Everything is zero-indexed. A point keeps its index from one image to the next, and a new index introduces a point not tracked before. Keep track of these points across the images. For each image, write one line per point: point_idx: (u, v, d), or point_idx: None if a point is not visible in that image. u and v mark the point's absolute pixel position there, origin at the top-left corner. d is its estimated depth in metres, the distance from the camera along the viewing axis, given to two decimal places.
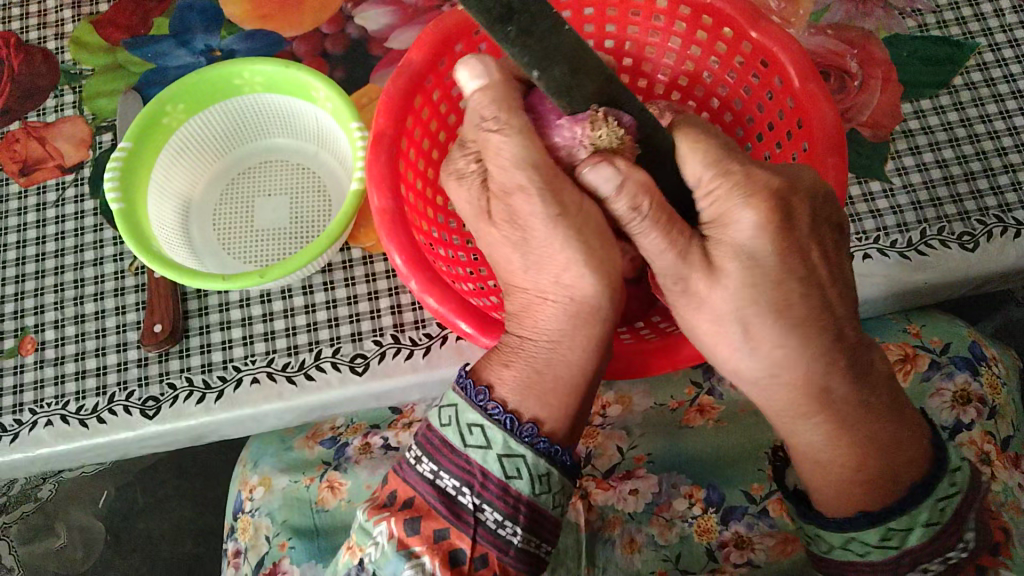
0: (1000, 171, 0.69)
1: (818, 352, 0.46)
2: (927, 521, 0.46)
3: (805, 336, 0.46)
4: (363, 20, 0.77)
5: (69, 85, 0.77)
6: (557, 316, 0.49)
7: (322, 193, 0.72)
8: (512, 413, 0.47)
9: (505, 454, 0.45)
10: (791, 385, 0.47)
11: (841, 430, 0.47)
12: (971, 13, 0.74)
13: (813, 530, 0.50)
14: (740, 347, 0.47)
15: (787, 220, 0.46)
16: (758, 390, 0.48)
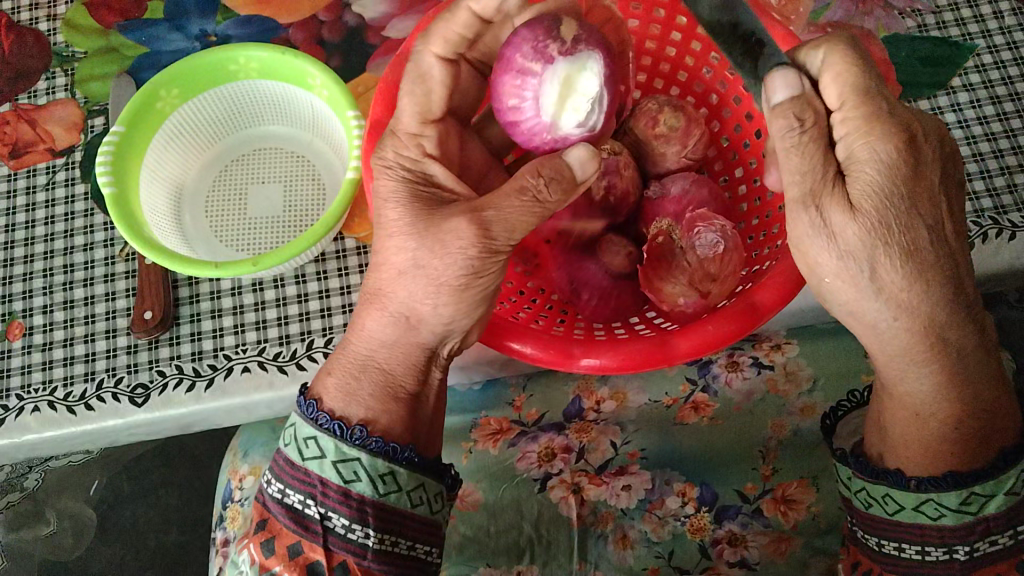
0: (997, 173, 0.69)
1: (942, 301, 0.44)
2: (1010, 489, 0.48)
3: (939, 288, 0.44)
4: (360, 8, 0.76)
5: (61, 67, 0.76)
6: (382, 325, 0.52)
7: (315, 181, 0.71)
8: (341, 419, 0.52)
9: (340, 459, 0.50)
10: (911, 330, 0.45)
11: (950, 383, 0.47)
12: (971, 14, 0.74)
13: (883, 490, 0.51)
14: (867, 290, 0.44)
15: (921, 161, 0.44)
16: (866, 337, 0.47)
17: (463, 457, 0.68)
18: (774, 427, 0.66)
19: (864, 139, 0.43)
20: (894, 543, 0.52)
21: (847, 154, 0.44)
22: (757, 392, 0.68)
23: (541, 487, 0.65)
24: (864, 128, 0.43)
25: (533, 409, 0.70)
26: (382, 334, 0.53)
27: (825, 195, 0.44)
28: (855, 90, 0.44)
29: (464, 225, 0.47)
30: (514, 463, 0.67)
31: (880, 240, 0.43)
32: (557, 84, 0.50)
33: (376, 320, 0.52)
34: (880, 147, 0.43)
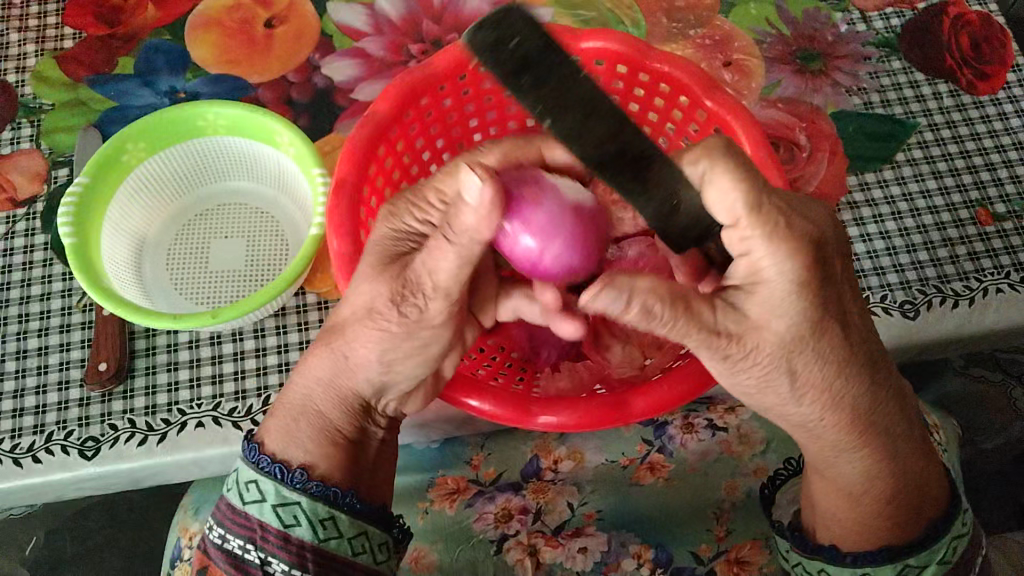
0: (939, 244, 0.72)
1: (862, 391, 0.47)
2: (941, 559, 0.51)
3: (855, 378, 0.46)
4: (331, 71, 0.78)
5: (27, 118, 0.76)
6: (323, 363, 0.52)
7: (279, 237, 0.71)
8: (282, 463, 0.52)
9: (280, 503, 0.51)
10: (836, 424, 0.48)
11: (876, 466, 0.50)
12: (912, 94, 0.78)
13: (818, 566, 0.54)
14: (788, 394, 0.46)
15: (830, 271, 0.43)
16: (790, 424, 0.49)
17: (418, 518, 0.67)
18: (728, 488, 0.67)
19: (771, 256, 0.41)
20: None
21: (749, 267, 0.43)
22: (711, 453, 0.69)
23: (496, 549, 0.65)
24: (769, 244, 0.41)
25: (490, 468, 0.70)
26: (321, 372, 0.53)
27: (736, 323, 0.44)
28: (744, 182, 0.41)
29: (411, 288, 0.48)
30: (470, 524, 0.66)
31: (801, 354, 0.45)
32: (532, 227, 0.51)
33: (318, 357, 0.52)
34: (790, 264, 0.42)
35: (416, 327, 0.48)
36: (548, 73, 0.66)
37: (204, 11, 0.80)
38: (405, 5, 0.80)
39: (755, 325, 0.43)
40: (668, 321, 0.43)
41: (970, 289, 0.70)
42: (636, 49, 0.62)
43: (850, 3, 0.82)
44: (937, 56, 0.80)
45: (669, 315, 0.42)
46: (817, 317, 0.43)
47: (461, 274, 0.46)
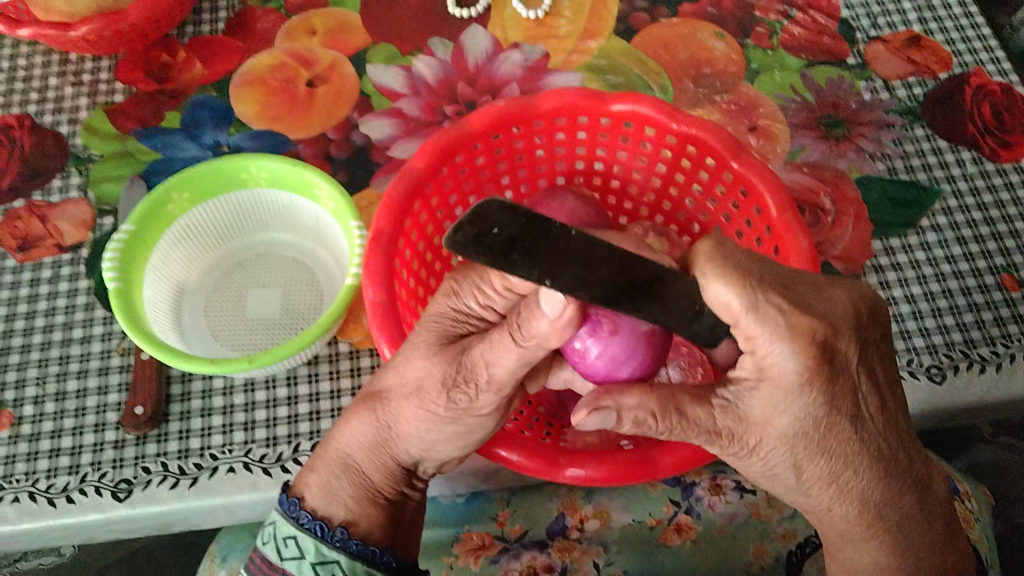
0: (965, 309, 0.73)
1: (874, 483, 0.48)
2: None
3: (869, 472, 0.48)
4: (368, 129, 0.81)
5: (76, 168, 0.79)
6: (364, 424, 0.55)
7: (314, 287, 0.73)
8: (323, 519, 0.55)
9: (319, 561, 0.53)
10: (846, 514, 0.50)
11: (891, 553, 0.52)
12: (936, 161, 0.80)
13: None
14: (794, 483, 0.49)
15: (836, 362, 0.44)
16: (806, 506, 0.51)
17: (443, 571, 0.68)
18: (755, 552, 0.67)
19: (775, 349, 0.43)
20: None
21: (755, 363, 0.44)
22: (740, 515, 0.69)
23: None
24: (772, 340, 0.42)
25: (517, 525, 0.69)
26: (365, 435, 0.55)
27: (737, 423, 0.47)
28: (740, 286, 0.41)
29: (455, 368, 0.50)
30: None
31: (807, 451, 0.46)
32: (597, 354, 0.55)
33: (362, 420, 0.55)
34: (788, 365, 0.43)
35: (463, 414, 0.50)
36: (578, 135, 0.68)
37: (249, 70, 0.83)
38: (441, 67, 0.83)
39: (758, 423, 0.46)
40: (665, 429, 0.47)
41: (997, 354, 0.70)
42: (665, 113, 0.64)
43: (873, 72, 0.85)
44: (960, 124, 0.82)
45: (662, 424, 0.47)
46: (823, 415, 0.45)
47: (517, 370, 0.48)
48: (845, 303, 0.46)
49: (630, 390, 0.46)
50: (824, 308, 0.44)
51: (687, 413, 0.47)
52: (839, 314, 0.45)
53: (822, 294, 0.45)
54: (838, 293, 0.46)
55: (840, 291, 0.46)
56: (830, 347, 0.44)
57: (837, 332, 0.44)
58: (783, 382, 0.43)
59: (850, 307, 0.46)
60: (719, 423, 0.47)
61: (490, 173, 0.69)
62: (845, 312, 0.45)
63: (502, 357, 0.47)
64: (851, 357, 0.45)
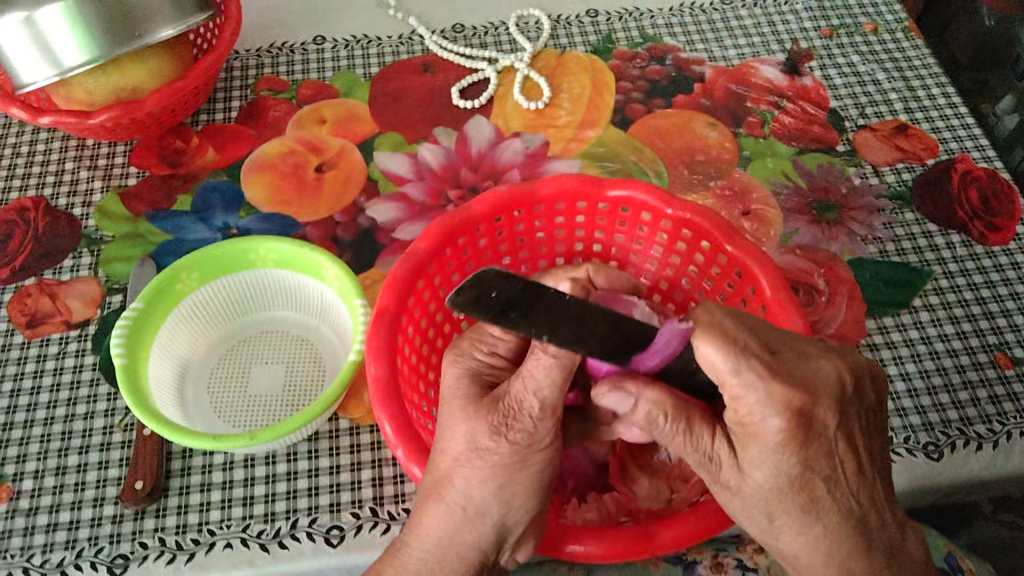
0: (960, 387, 0.73)
1: (843, 537, 0.48)
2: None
3: (841, 521, 0.48)
4: (373, 212, 0.83)
5: (88, 248, 0.81)
6: (438, 516, 0.53)
7: (316, 364, 0.74)
8: None
9: None
10: (815, 565, 0.49)
11: None
12: (926, 243, 0.82)
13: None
14: (767, 526, 0.49)
15: (813, 429, 0.45)
16: (784, 558, 0.51)
17: None
18: None
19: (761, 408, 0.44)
20: None
21: (740, 420, 0.46)
22: None
23: None
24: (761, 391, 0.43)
25: None
26: (442, 530, 0.53)
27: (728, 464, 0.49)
28: (724, 347, 0.43)
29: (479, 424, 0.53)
30: None
31: (776, 493, 0.47)
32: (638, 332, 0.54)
33: (433, 513, 0.53)
34: (769, 426, 0.44)
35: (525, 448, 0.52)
36: (576, 218, 0.70)
37: (260, 156, 0.87)
38: (445, 154, 0.87)
39: (739, 473, 0.48)
40: (672, 436, 0.51)
41: (993, 432, 0.71)
42: (660, 198, 0.67)
43: (862, 159, 0.88)
44: (948, 208, 0.84)
45: (670, 429, 0.51)
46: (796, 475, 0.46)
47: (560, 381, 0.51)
48: (829, 368, 0.46)
49: (652, 387, 0.51)
50: (804, 374, 0.45)
51: (696, 433, 0.50)
52: (818, 381, 0.45)
53: (803, 360, 0.46)
54: (820, 357, 0.46)
55: (826, 356, 0.46)
56: (806, 414, 0.45)
57: (816, 400, 0.45)
58: (767, 445, 0.45)
59: (835, 377, 0.46)
60: (715, 448, 0.50)
61: (490, 258, 0.70)
62: (826, 377, 0.46)
63: (543, 374, 0.50)
64: (830, 424, 0.46)
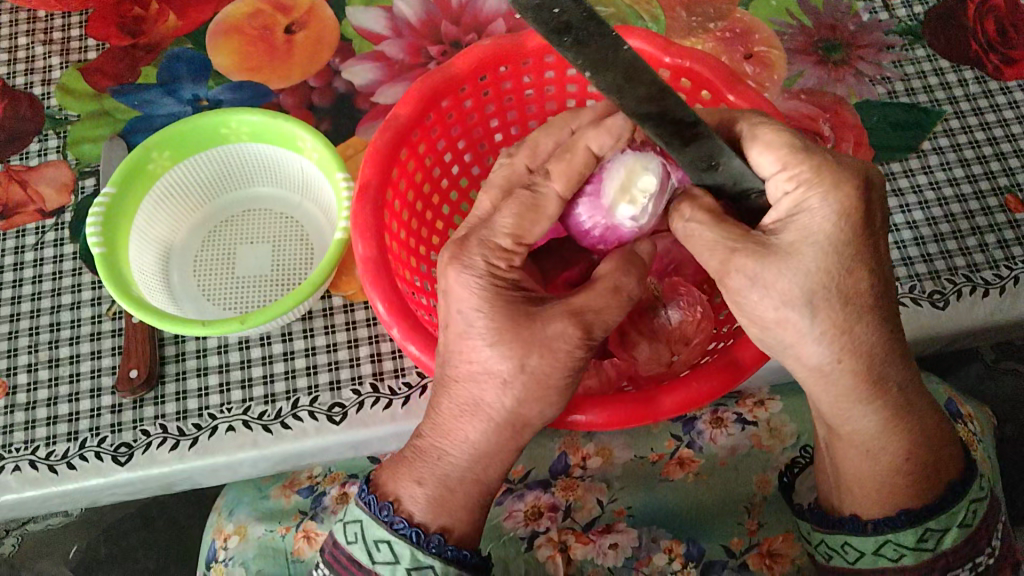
0: (968, 233, 0.71)
1: (883, 340, 0.45)
2: (962, 522, 0.50)
3: (875, 353, 0.45)
4: (351, 75, 0.78)
5: (54, 130, 0.77)
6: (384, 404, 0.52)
7: (304, 242, 0.72)
8: (418, 526, 0.51)
9: (414, 568, 0.50)
10: (855, 370, 0.45)
11: (893, 420, 0.47)
12: (937, 82, 0.77)
13: (841, 539, 0.53)
14: (807, 332, 0.44)
15: (865, 208, 0.44)
16: (815, 393, 0.47)
17: None
18: (759, 483, 0.66)
19: (815, 185, 0.43)
20: None
21: (793, 204, 0.44)
22: (742, 448, 0.68)
23: (527, 546, 0.65)
24: (814, 180, 0.43)
25: (519, 466, 0.69)
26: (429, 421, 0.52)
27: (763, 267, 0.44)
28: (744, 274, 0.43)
29: (568, 328, 0.46)
30: (501, 522, 0.66)
31: (820, 285, 0.43)
32: (622, 172, 0.54)
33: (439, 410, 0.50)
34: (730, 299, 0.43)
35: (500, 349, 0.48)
36: (568, 71, 0.66)
37: (225, 19, 0.80)
38: (423, 5, 0.80)
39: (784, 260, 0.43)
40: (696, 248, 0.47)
41: (1000, 278, 0.69)
42: (658, 46, 0.61)
43: None
44: (962, 42, 0.79)
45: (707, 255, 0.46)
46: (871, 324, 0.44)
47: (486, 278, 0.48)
48: (835, 211, 0.43)
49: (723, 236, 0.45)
50: (818, 243, 0.43)
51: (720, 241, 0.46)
52: (830, 237, 0.43)
53: (813, 225, 0.43)
54: (820, 206, 0.43)
55: (835, 199, 0.43)
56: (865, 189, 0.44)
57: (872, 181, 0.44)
58: (820, 218, 0.43)
59: (843, 214, 0.43)
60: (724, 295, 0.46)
61: (475, 120, 0.67)
62: (841, 226, 0.43)
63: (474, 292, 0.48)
64: (875, 210, 0.45)
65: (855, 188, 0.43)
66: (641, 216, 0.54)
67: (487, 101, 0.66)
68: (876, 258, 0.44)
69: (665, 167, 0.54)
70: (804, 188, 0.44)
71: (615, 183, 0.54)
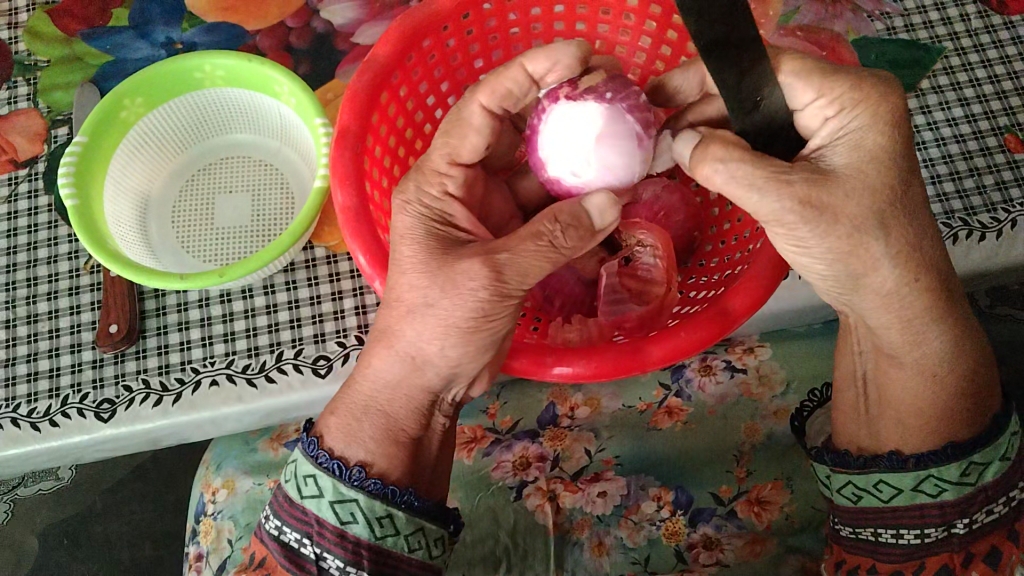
0: (966, 174, 0.69)
1: (938, 264, 0.45)
2: (1003, 455, 0.49)
3: (934, 277, 0.45)
4: (329, 15, 0.75)
5: (23, 77, 0.74)
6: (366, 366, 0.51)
7: (285, 190, 0.70)
8: (340, 459, 0.50)
9: (337, 500, 0.49)
10: (921, 289, 0.45)
11: (949, 343, 0.48)
12: (938, 17, 0.74)
13: (875, 478, 0.51)
14: None
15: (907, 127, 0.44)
16: (875, 316, 0.47)
17: None
18: (748, 431, 0.66)
19: (855, 109, 0.43)
20: (891, 531, 0.51)
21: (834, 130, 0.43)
22: (730, 396, 0.68)
23: (516, 495, 0.65)
24: (855, 99, 0.43)
25: (507, 416, 0.69)
26: (411, 385, 0.50)
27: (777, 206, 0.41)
28: None
29: (476, 266, 0.45)
30: (489, 472, 0.66)
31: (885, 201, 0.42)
32: (557, 124, 0.52)
33: (405, 367, 0.49)
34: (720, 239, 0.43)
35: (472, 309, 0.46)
36: (555, 9, 0.63)
37: None
38: None
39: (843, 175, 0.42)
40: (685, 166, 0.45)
41: (998, 221, 0.68)
42: None
43: None
44: None
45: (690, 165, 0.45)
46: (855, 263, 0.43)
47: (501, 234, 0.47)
48: (885, 123, 0.43)
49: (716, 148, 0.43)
50: (876, 158, 0.42)
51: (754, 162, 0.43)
52: (881, 151, 0.42)
53: (865, 141, 0.42)
54: (870, 121, 0.43)
55: (881, 113, 0.43)
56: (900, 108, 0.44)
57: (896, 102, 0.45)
58: (861, 135, 0.43)
59: (889, 127, 0.43)
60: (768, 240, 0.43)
61: (459, 62, 0.64)
62: (891, 140, 0.43)
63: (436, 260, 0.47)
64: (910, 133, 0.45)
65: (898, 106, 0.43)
66: (592, 166, 0.51)
67: (472, 41, 0.64)
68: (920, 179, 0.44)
69: (608, 105, 0.51)
70: (849, 109, 0.43)
71: (557, 134, 0.52)
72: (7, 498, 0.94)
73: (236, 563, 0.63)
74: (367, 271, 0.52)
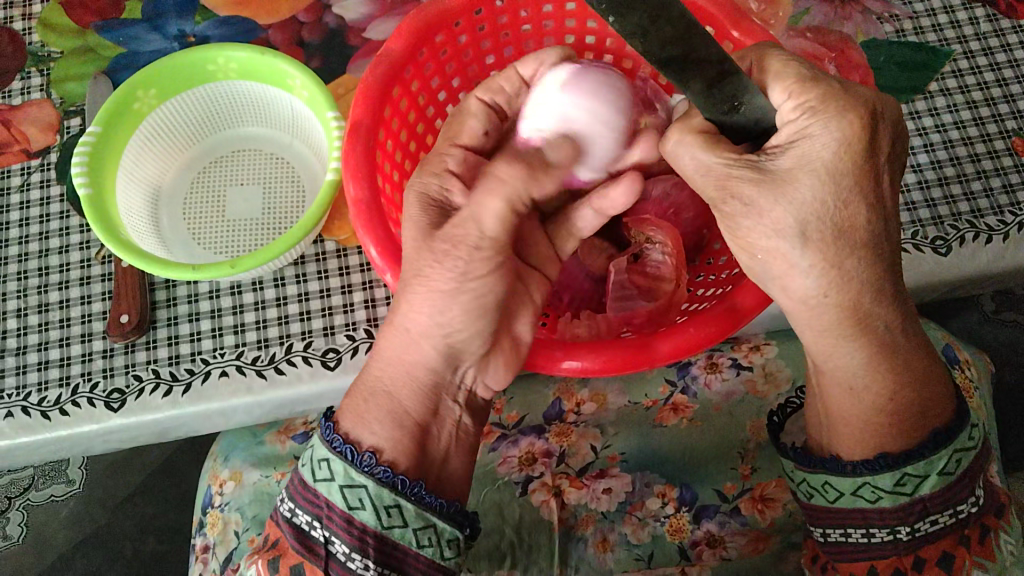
0: (973, 177, 0.70)
1: (871, 276, 0.43)
2: (942, 470, 0.48)
3: (862, 288, 0.43)
4: (341, 10, 0.76)
5: (36, 68, 0.75)
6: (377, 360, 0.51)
7: (295, 184, 0.70)
8: (355, 444, 0.49)
9: (347, 485, 0.48)
10: (839, 305, 0.43)
11: (879, 357, 0.46)
12: (947, 20, 0.75)
13: (822, 478, 0.52)
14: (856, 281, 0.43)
15: (875, 140, 0.41)
16: (798, 323, 0.46)
17: None
18: (752, 429, 0.66)
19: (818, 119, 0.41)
20: (840, 530, 0.52)
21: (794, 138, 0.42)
22: (736, 394, 0.68)
23: (521, 491, 0.65)
24: (818, 108, 0.41)
25: (513, 411, 0.69)
26: (421, 380, 0.50)
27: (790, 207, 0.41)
28: None
29: None
30: (495, 467, 0.66)
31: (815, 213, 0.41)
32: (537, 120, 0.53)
33: (415, 361, 0.50)
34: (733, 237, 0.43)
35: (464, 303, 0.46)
36: (567, 7, 0.63)
37: None
38: None
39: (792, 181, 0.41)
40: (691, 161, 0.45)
41: (1004, 224, 0.68)
42: None
43: None
44: None
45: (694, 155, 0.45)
46: (869, 258, 0.42)
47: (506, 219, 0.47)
48: (839, 138, 0.40)
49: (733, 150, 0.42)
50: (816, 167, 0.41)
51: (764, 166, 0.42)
52: (827, 166, 0.41)
53: (813, 153, 0.41)
54: (826, 133, 0.40)
55: (837, 126, 0.40)
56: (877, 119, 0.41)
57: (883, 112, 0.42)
58: (819, 143, 0.41)
59: (845, 144, 0.40)
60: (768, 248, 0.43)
61: (470, 57, 0.65)
62: (841, 155, 0.41)
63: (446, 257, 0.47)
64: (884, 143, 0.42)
65: (861, 116, 0.40)
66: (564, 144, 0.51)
67: (484, 37, 0.64)
68: (875, 189, 0.42)
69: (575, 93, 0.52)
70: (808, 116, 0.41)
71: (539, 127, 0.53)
72: (19, 504, 0.95)
73: (241, 555, 0.64)
74: (378, 264, 0.52)
